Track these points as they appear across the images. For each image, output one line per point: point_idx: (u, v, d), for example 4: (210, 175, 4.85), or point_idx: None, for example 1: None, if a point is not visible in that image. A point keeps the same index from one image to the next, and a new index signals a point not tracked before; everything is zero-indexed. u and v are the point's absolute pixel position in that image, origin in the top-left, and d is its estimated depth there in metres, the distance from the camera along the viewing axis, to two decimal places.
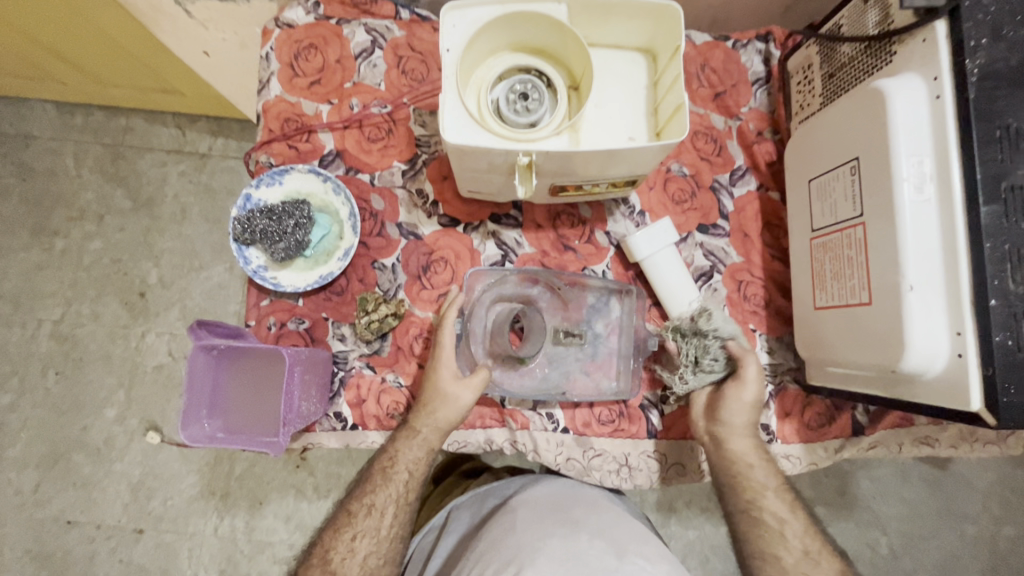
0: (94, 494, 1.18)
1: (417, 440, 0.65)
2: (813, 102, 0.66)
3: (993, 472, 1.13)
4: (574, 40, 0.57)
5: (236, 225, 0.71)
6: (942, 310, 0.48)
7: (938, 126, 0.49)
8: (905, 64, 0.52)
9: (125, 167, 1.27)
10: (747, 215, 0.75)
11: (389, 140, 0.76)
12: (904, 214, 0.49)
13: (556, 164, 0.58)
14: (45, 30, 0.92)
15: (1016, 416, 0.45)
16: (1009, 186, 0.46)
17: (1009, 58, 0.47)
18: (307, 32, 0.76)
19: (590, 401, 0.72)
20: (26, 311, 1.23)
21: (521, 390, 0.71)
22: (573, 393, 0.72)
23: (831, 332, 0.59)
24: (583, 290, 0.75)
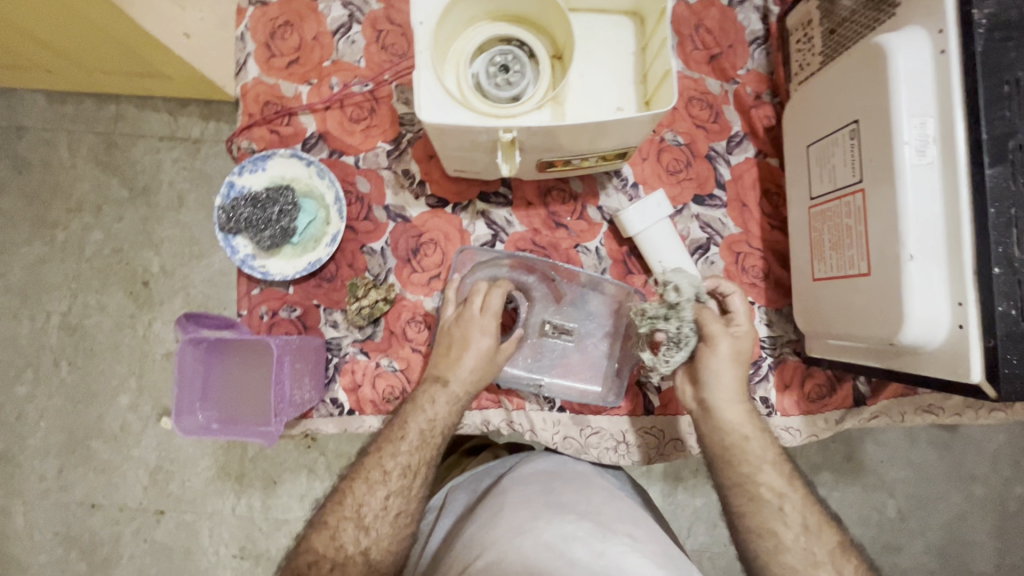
0: (114, 479, 1.22)
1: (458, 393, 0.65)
2: (813, 61, 0.62)
3: (1004, 434, 1.13)
4: (553, 6, 0.54)
5: (222, 214, 0.70)
6: (943, 279, 0.46)
7: (942, 82, 0.46)
8: (908, 16, 0.49)
9: (118, 155, 1.26)
10: (745, 183, 0.73)
11: (372, 120, 0.74)
12: (904, 180, 0.47)
13: (539, 140, 0.56)
14: (22, 17, 0.89)
15: (1019, 388, 0.43)
16: (1017, 146, 0.44)
17: (1021, 5, 0.44)
18: (282, 9, 0.74)
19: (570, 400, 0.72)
20: (34, 304, 1.24)
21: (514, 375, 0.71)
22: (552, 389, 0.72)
23: (830, 304, 0.58)
24: (575, 283, 0.72)
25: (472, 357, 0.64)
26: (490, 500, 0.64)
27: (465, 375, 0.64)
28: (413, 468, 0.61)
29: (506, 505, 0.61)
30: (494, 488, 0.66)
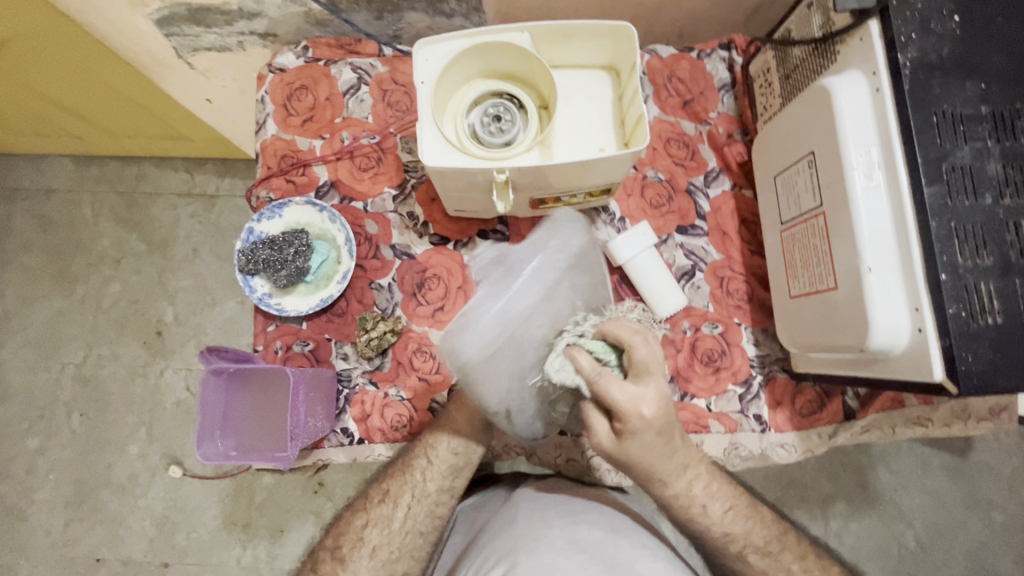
0: (120, 530, 1.22)
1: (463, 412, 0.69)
2: (774, 103, 0.69)
3: (1017, 457, 1.13)
4: (538, 64, 0.61)
5: (241, 257, 0.76)
6: (900, 287, 0.51)
7: (880, 115, 0.52)
8: (847, 62, 0.56)
9: (139, 212, 1.34)
10: (724, 214, 0.79)
11: (379, 168, 0.81)
12: (856, 201, 0.52)
13: (531, 179, 0.62)
14: (59, 88, 1.00)
15: (977, 384, 0.47)
16: (951, 167, 0.49)
17: (940, 49, 0.51)
18: (298, 74, 0.82)
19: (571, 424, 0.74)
20: (50, 356, 1.29)
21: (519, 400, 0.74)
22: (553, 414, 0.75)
23: (808, 320, 0.62)
24: None
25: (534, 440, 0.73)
26: (501, 513, 0.68)
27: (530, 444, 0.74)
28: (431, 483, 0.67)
29: (517, 515, 0.66)
30: (506, 501, 0.71)
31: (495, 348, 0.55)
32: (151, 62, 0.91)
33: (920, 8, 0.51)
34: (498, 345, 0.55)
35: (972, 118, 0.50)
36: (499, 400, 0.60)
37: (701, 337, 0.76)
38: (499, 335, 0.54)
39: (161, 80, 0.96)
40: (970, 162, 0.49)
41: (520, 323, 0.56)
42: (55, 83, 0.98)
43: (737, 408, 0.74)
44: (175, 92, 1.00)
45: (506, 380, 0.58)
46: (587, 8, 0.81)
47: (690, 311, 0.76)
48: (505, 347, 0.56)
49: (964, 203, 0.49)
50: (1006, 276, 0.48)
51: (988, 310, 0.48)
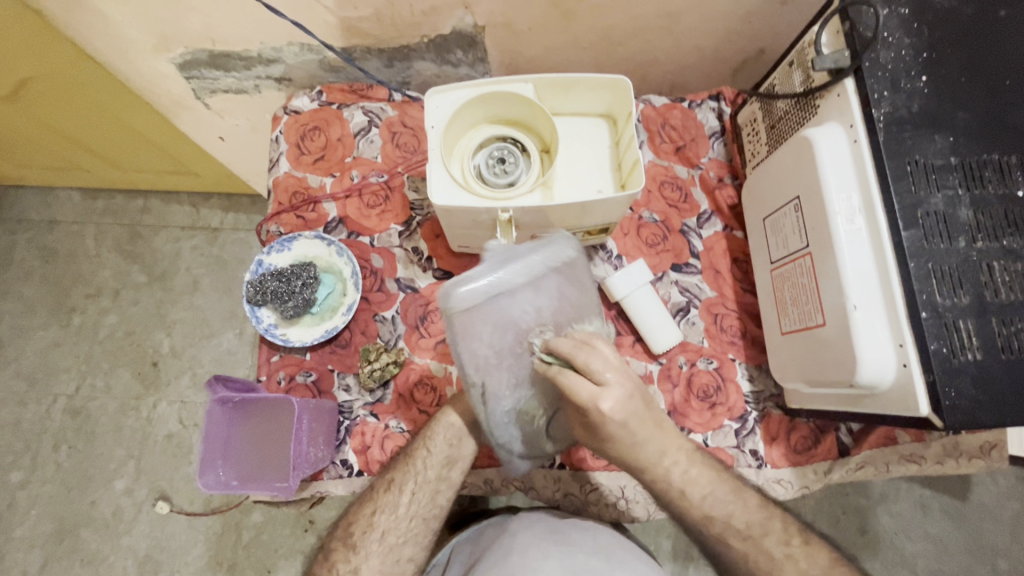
0: (99, 571, 1.18)
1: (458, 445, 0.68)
2: (761, 150, 0.74)
3: (1016, 500, 1.14)
4: (540, 111, 0.66)
5: (250, 287, 0.78)
6: (885, 325, 0.53)
7: (859, 164, 0.56)
8: (826, 115, 0.60)
9: (141, 244, 1.37)
10: (716, 253, 0.82)
11: (385, 206, 0.84)
12: (840, 242, 0.55)
13: (532, 218, 0.65)
14: (76, 124, 1.04)
15: (960, 417, 0.49)
16: (926, 212, 0.53)
17: (910, 105, 0.55)
18: (312, 116, 0.87)
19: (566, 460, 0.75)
20: (42, 387, 1.28)
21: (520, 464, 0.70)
22: None
23: (798, 356, 0.64)
24: None
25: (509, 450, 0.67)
26: (500, 543, 0.70)
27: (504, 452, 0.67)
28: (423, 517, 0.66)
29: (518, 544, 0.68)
30: (502, 535, 0.71)
31: (482, 309, 0.54)
32: (169, 102, 0.96)
33: (891, 69, 0.56)
34: (484, 307, 0.54)
35: (943, 168, 0.54)
36: (476, 368, 0.58)
37: (697, 372, 0.77)
38: (484, 300, 0.54)
39: (177, 119, 1.01)
40: (943, 208, 0.53)
41: (508, 299, 0.55)
42: (73, 119, 1.02)
43: (734, 443, 0.75)
44: (189, 130, 1.05)
45: (477, 352, 0.57)
46: (584, 61, 0.87)
47: (685, 346, 0.79)
48: (492, 312, 0.55)
49: (940, 245, 0.52)
50: (983, 314, 0.51)
51: (968, 346, 0.50)
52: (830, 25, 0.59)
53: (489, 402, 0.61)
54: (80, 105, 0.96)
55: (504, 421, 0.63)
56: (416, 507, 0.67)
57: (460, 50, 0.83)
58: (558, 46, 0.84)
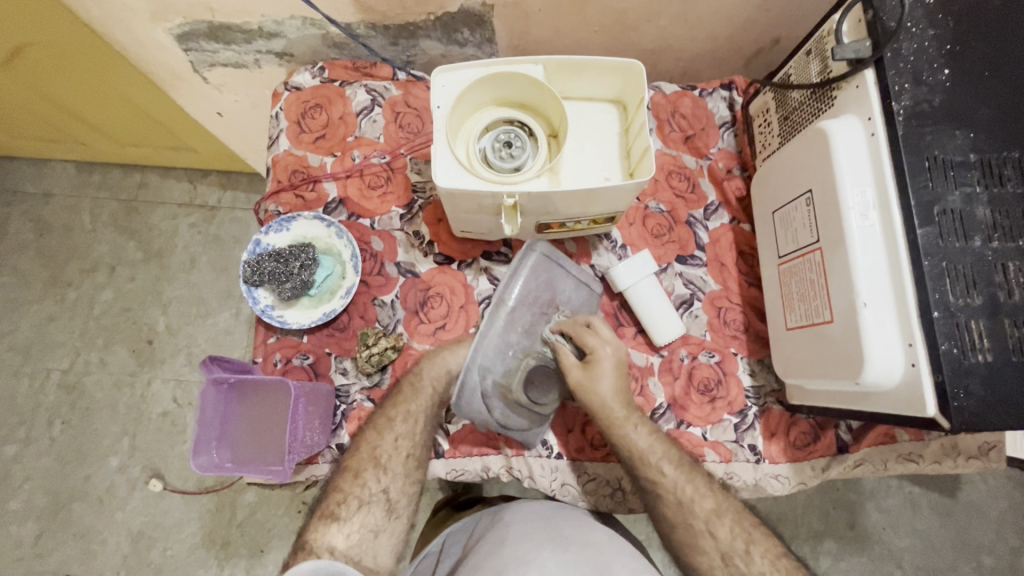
0: (93, 545, 1.18)
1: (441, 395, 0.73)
2: (773, 142, 0.72)
3: (1005, 500, 1.14)
4: (550, 95, 0.64)
5: (247, 268, 0.75)
6: (894, 324, 0.53)
7: (875, 158, 0.55)
8: (843, 107, 0.59)
9: (137, 220, 1.34)
10: (722, 246, 0.81)
11: (387, 188, 0.83)
12: (853, 238, 0.54)
13: (539, 204, 0.64)
14: (69, 94, 1.01)
15: (968, 419, 0.48)
16: (942, 210, 0.52)
17: (931, 99, 0.53)
18: (313, 93, 0.84)
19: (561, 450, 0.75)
20: (36, 362, 1.27)
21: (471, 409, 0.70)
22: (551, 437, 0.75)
23: (802, 352, 0.63)
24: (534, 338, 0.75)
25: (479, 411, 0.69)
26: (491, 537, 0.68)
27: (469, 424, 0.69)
28: None
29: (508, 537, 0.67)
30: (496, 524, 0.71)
31: (550, 264, 0.73)
32: (166, 74, 0.93)
33: (912, 60, 0.54)
34: (552, 266, 0.73)
35: (961, 164, 0.52)
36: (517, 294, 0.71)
37: (698, 366, 0.77)
38: (558, 264, 0.74)
39: (175, 92, 0.98)
40: (960, 206, 0.52)
41: (565, 276, 0.75)
42: (68, 89, 1.00)
43: (733, 437, 0.75)
44: (187, 104, 1.02)
45: (525, 288, 0.72)
46: (594, 44, 0.85)
47: (687, 339, 0.78)
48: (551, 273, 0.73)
49: (956, 244, 0.51)
50: (995, 316, 0.50)
51: (979, 348, 0.49)
52: (852, 13, 0.58)
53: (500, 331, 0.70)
54: (72, 74, 0.93)
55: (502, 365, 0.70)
56: None
57: (467, 29, 0.81)
58: (569, 28, 0.81)
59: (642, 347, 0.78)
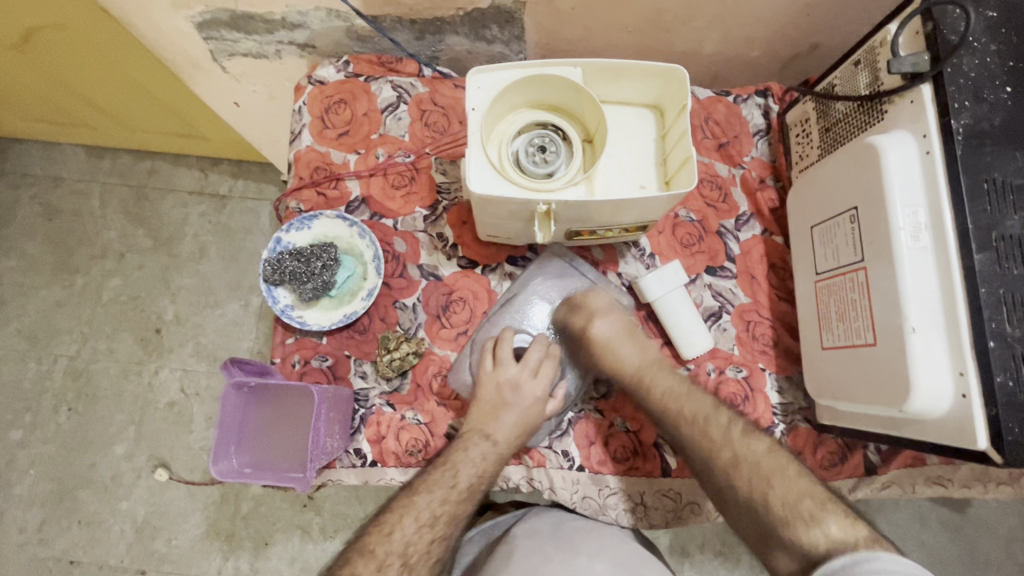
0: (97, 533, 1.18)
1: (491, 445, 0.68)
2: (812, 154, 0.70)
3: (1016, 517, 1.13)
4: (588, 99, 0.62)
5: (267, 267, 0.74)
6: (944, 352, 0.51)
7: (929, 178, 0.52)
8: (894, 122, 0.56)
9: (148, 207, 1.33)
10: (753, 258, 0.79)
11: (411, 187, 0.81)
12: (903, 260, 0.52)
13: (573, 213, 0.62)
14: (82, 77, 0.99)
15: (1021, 455, 0.47)
16: (1000, 235, 0.49)
17: (992, 118, 0.51)
18: (337, 88, 0.82)
19: (582, 463, 0.73)
20: (43, 347, 1.26)
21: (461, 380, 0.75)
22: (574, 450, 0.73)
23: (839, 373, 0.61)
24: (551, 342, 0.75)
25: (518, 413, 0.69)
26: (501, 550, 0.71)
27: (511, 426, 0.69)
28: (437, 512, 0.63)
29: (523, 555, 0.67)
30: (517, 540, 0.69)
31: (558, 261, 0.77)
32: (184, 61, 0.91)
33: (974, 77, 0.52)
34: (561, 263, 0.78)
35: (1022, 187, 0.50)
36: (517, 282, 0.77)
37: (725, 380, 0.75)
38: (566, 262, 0.78)
39: (192, 81, 0.96)
40: (1019, 231, 0.50)
41: (574, 273, 0.78)
42: (83, 72, 0.97)
43: None
44: (203, 93, 1.00)
45: (527, 279, 0.77)
46: (626, 45, 0.83)
47: (714, 353, 0.76)
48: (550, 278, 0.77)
49: (1013, 271, 0.49)
50: None
51: None
52: (909, 25, 0.55)
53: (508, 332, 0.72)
54: (87, 57, 0.91)
55: (514, 364, 0.71)
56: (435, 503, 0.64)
57: (496, 26, 0.79)
58: (601, 28, 0.79)
59: (668, 360, 0.76)
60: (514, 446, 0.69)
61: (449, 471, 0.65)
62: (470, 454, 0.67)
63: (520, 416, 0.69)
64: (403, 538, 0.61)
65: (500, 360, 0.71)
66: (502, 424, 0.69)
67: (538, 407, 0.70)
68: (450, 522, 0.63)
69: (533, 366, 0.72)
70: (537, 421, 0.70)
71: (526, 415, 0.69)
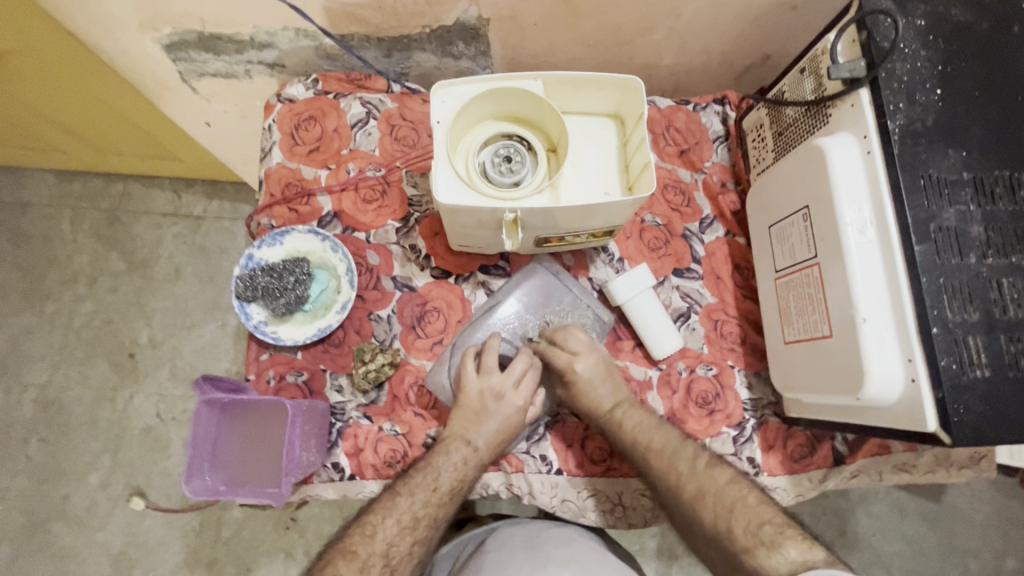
0: (72, 567, 1.14)
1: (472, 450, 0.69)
2: (767, 157, 0.73)
3: (988, 504, 1.17)
4: (550, 110, 0.64)
5: (239, 283, 0.74)
6: (893, 340, 0.53)
7: (871, 176, 0.55)
8: (838, 125, 0.59)
9: (119, 230, 1.31)
10: (718, 259, 0.81)
11: (383, 201, 0.82)
12: (851, 255, 0.55)
13: (539, 220, 0.64)
14: (50, 101, 0.99)
15: (967, 434, 0.49)
16: (938, 227, 0.53)
17: (925, 118, 0.55)
18: (307, 105, 0.83)
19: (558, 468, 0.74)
20: (11, 377, 1.23)
21: (440, 385, 0.74)
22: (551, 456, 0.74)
23: (800, 366, 0.64)
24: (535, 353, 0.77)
25: (502, 422, 0.70)
26: (474, 560, 0.73)
27: (492, 436, 0.70)
28: (414, 518, 0.64)
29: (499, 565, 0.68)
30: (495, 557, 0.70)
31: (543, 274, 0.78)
32: (154, 84, 0.91)
33: (907, 80, 0.55)
34: (547, 276, 0.78)
35: (955, 182, 0.54)
36: (503, 289, 0.78)
37: (696, 379, 0.77)
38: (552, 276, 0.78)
39: (162, 102, 0.96)
40: (955, 223, 0.53)
41: (559, 286, 0.78)
42: (50, 96, 0.97)
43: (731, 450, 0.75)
44: (174, 114, 1.00)
45: (512, 288, 0.77)
46: (590, 58, 0.86)
47: (685, 352, 0.78)
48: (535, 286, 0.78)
49: (951, 260, 0.52)
50: (991, 331, 0.51)
51: (977, 363, 0.50)
52: (846, 33, 0.59)
53: (494, 341, 0.72)
54: (53, 80, 0.91)
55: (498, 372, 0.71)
56: (411, 510, 0.64)
57: (463, 42, 0.81)
58: (564, 42, 0.82)
59: (640, 361, 0.78)
60: (493, 450, 0.70)
61: (433, 474, 0.66)
62: (452, 458, 0.68)
63: (501, 424, 0.70)
64: (387, 538, 0.62)
65: (483, 367, 0.71)
66: (483, 429, 0.70)
67: (519, 416, 0.71)
68: (433, 526, 0.65)
69: (517, 377, 0.72)
70: (517, 428, 0.71)
71: (509, 423, 0.71)
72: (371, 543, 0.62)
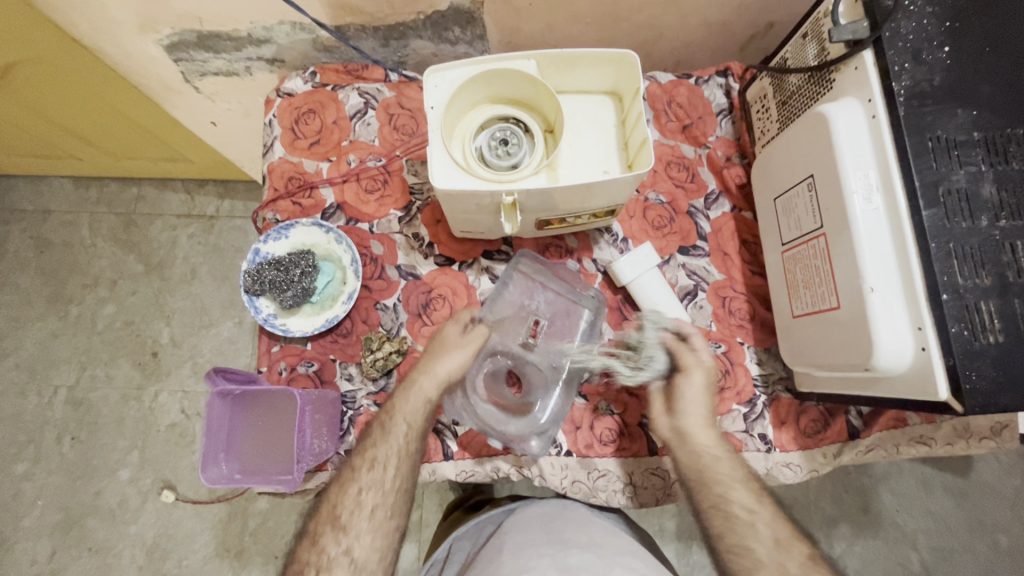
0: (107, 559, 1.19)
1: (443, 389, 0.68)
2: (771, 128, 0.71)
3: (1017, 477, 1.14)
4: (544, 90, 0.63)
5: (247, 278, 0.76)
6: (903, 308, 0.52)
7: (877, 141, 0.54)
8: (842, 90, 0.58)
9: (136, 233, 1.34)
10: (724, 234, 0.80)
11: (384, 191, 0.82)
12: (857, 223, 0.53)
13: (538, 201, 0.63)
14: (60, 108, 1.01)
15: (980, 401, 0.48)
16: (947, 190, 0.51)
17: (932, 78, 0.53)
18: (306, 98, 0.84)
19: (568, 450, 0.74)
20: (41, 379, 1.27)
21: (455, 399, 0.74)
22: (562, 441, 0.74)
23: (809, 339, 0.63)
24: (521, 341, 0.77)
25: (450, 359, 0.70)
26: (494, 542, 0.73)
27: (441, 374, 0.68)
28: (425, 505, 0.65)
29: (514, 548, 0.69)
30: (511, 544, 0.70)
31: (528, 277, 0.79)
32: (160, 86, 0.92)
33: (912, 40, 0.53)
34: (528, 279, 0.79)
35: (965, 144, 0.52)
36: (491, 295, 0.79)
37: None
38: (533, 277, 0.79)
39: (167, 103, 0.98)
40: (964, 186, 0.51)
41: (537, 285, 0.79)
42: (61, 103, 0.99)
43: (742, 427, 0.74)
44: (180, 115, 1.02)
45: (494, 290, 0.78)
46: (588, 36, 0.84)
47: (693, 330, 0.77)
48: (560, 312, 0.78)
49: (961, 225, 0.51)
50: (1004, 295, 0.50)
51: (990, 329, 0.49)
52: None
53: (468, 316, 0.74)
54: (60, 87, 0.93)
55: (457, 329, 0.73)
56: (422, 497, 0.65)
57: (458, 27, 0.80)
58: (560, 22, 0.80)
59: None
60: None
61: None
62: None
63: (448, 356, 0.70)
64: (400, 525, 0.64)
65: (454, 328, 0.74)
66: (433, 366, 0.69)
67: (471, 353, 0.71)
68: None
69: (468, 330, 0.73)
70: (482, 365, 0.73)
71: (458, 365, 0.70)
72: (383, 528, 0.63)
